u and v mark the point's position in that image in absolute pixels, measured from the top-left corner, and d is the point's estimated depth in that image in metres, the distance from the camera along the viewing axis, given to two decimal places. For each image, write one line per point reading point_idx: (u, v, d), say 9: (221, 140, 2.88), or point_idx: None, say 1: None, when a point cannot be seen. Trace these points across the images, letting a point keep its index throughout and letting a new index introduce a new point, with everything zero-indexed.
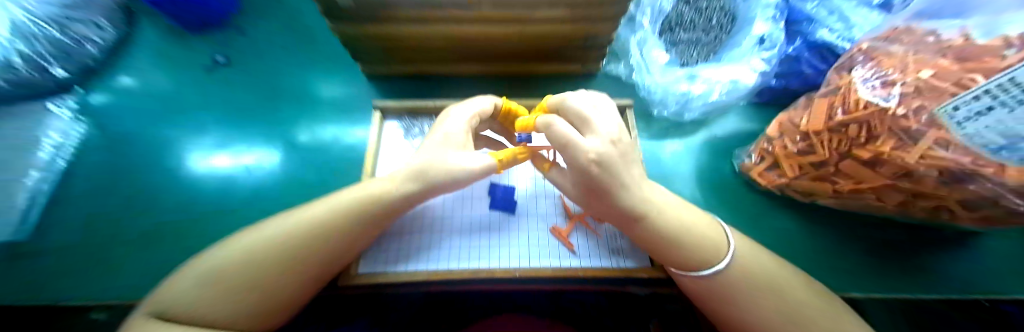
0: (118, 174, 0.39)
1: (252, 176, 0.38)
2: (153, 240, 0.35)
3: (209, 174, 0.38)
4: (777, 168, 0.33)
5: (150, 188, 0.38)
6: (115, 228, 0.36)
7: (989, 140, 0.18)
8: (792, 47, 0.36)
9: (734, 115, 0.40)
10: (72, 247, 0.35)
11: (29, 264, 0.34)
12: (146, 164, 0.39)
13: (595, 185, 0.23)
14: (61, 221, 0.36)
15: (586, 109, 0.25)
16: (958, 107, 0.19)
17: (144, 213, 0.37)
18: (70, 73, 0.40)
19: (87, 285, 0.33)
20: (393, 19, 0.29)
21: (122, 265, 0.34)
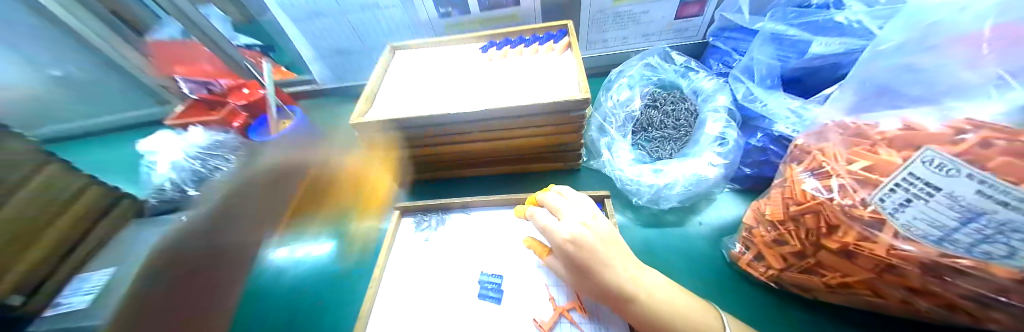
0: None
1: (312, 263, 0.44)
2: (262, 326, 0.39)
3: (312, 261, 0.45)
4: (762, 259, 0.32)
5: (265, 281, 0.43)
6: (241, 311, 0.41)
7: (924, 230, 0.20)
8: (756, 139, 0.39)
9: (719, 203, 0.40)
10: None
11: None
12: None
13: (577, 262, 0.27)
14: None
15: (564, 202, 0.32)
16: (884, 198, 0.21)
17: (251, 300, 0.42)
18: (199, 191, 0.54)
19: None
20: (412, 138, 0.42)
21: None
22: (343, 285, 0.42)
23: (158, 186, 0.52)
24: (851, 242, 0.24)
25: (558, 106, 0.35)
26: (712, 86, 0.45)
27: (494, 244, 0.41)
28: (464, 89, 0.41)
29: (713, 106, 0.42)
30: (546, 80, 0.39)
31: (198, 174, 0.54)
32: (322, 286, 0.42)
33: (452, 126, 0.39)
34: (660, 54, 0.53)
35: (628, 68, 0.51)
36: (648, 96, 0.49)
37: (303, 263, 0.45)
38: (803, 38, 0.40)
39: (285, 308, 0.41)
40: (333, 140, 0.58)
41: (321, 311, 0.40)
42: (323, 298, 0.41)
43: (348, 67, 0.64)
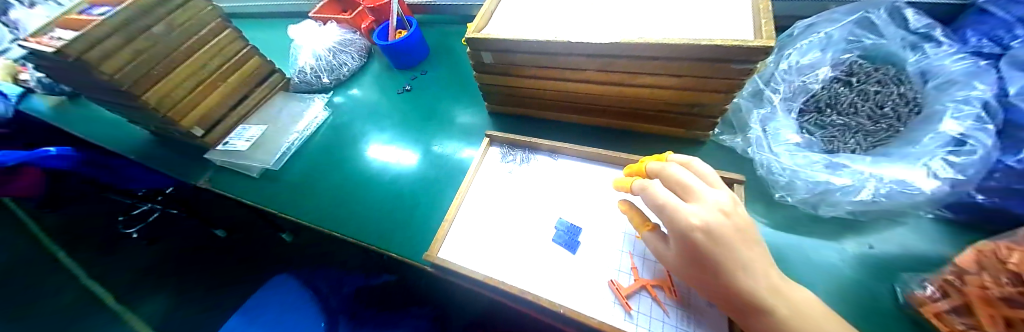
0: (341, 154, 0.54)
1: (401, 169, 0.49)
2: (363, 206, 0.45)
3: (407, 167, 0.49)
4: (968, 315, 0.22)
5: (370, 173, 0.50)
6: (351, 191, 0.48)
7: None
8: (1015, 158, 0.24)
9: (910, 231, 0.30)
10: (327, 193, 0.49)
11: (283, 188, 0.51)
12: (361, 149, 0.54)
13: (701, 255, 0.22)
14: (313, 167, 0.53)
15: (694, 178, 0.27)
16: None
17: (359, 184, 0.49)
18: (331, 82, 0.63)
19: (343, 221, 0.44)
20: (523, 64, 0.39)
21: (358, 218, 0.44)
22: (428, 191, 0.45)
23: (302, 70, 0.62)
24: None
25: (719, 54, 0.27)
26: (961, 68, 0.31)
27: (581, 195, 0.39)
28: (590, 17, 0.36)
29: (962, 94, 0.29)
30: (711, 19, 0.31)
31: (331, 66, 0.62)
32: (412, 188, 0.46)
33: (568, 59, 0.35)
34: (889, 9, 0.38)
35: (825, 23, 0.39)
36: (840, 70, 0.38)
37: (399, 167, 0.49)
38: None
39: (383, 196, 0.46)
40: (446, 66, 0.62)
41: (410, 208, 0.44)
42: (412, 197, 0.45)
43: None
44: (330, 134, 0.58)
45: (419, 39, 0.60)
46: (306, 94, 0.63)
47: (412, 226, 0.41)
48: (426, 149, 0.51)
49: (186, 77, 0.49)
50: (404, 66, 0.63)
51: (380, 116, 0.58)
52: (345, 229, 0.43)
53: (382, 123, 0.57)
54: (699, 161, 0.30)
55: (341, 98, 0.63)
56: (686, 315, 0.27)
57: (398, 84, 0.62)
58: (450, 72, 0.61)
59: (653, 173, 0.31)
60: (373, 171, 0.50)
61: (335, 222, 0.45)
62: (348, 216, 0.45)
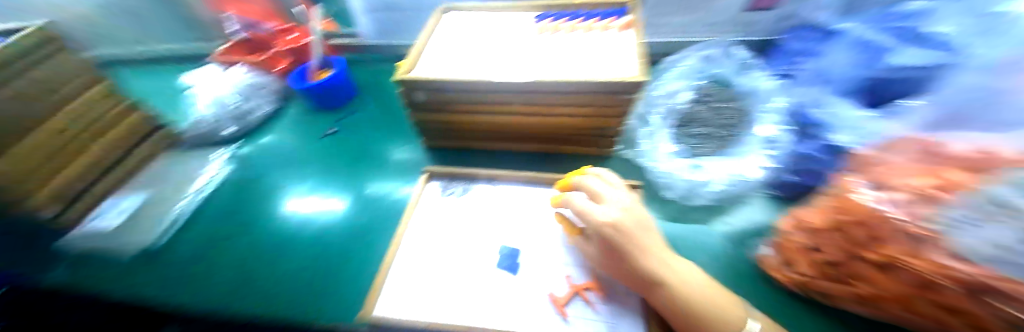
0: (248, 213, 0.48)
1: (327, 219, 0.46)
2: (279, 270, 0.40)
3: (334, 217, 0.46)
4: (791, 264, 0.32)
5: (289, 230, 0.45)
6: (263, 254, 0.42)
7: None
8: (808, 148, 0.36)
9: (756, 207, 0.39)
10: (232, 263, 0.42)
11: (171, 265, 0.43)
12: (277, 204, 0.49)
13: (615, 245, 0.30)
14: (211, 233, 0.46)
15: (603, 186, 0.35)
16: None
17: (274, 245, 0.43)
18: (235, 131, 0.57)
19: (252, 292, 0.39)
20: (453, 101, 0.41)
21: (273, 285, 0.39)
22: (359, 240, 0.43)
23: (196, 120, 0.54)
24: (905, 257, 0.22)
25: (610, 87, 0.34)
26: (768, 88, 0.45)
27: (516, 219, 0.41)
28: (508, 59, 0.41)
29: (768, 107, 0.42)
30: (597, 59, 0.38)
31: (238, 112, 0.57)
32: (342, 239, 0.43)
33: (494, 94, 0.39)
34: (721, 48, 0.53)
35: (683, 59, 0.53)
36: (699, 90, 0.49)
37: (324, 218, 0.46)
38: (885, 47, 0.39)
39: (305, 255, 0.42)
40: (377, 104, 0.62)
41: (340, 262, 0.40)
42: (341, 249, 0.42)
43: (393, 25, 0.64)
44: (233, 191, 0.51)
45: (343, 79, 0.58)
46: (208, 148, 0.57)
47: (343, 283, 0.38)
48: (355, 195, 0.48)
49: (52, 136, 0.37)
50: (330, 107, 0.61)
51: (296, 165, 0.54)
52: (257, 301, 0.38)
53: (301, 172, 0.53)
54: (608, 170, 0.39)
55: (249, 148, 0.57)
56: (614, 309, 0.31)
57: (318, 129, 0.59)
58: (380, 112, 0.60)
59: (574, 185, 0.37)
60: (292, 227, 0.45)
61: (240, 296, 0.38)
62: (259, 285, 0.39)
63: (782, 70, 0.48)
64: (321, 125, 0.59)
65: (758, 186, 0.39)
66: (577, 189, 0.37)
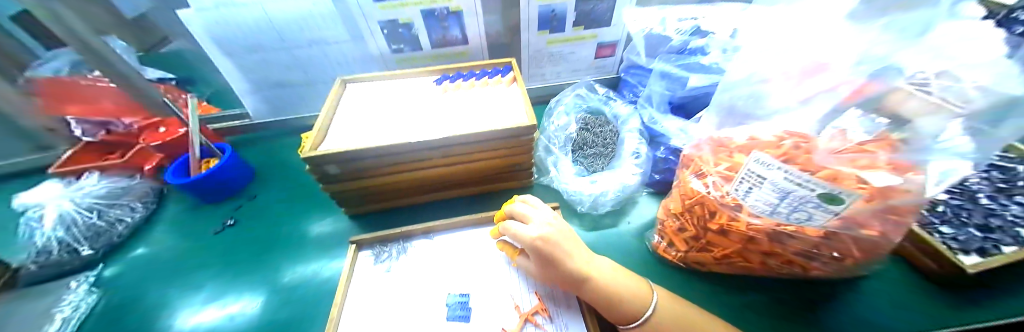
0: None
1: (241, 323, 0.40)
2: None
3: (251, 319, 0.40)
4: (673, 245, 0.42)
5: None
6: None
7: (799, 214, 0.29)
8: (660, 152, 0.50)
9: (642, 203, 0.50)
10: None
11: None
12: (167, 326, 0.40)
13: (546, 254, 0.35)
14: None
15: (528, 208, 0.40)
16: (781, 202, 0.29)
17: None
18: (94, 251, 0.46)
19: None
20: (369, 168, 0.43)
21: None
22: None
23: (44, 249, 0.44)
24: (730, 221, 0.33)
25: (508, 133, 0.42)
26: (625, 112, 0.59)
27: (460, 265, 0.42)
28: (416, 122, 0.45)
29: (628, 128, 0.56)
30: (489, 112, 0.46)
31: (95, 229, 0.46)
32: None
33: (411, 155, 0.42)
34: (587, 86, 0.66)
35: (563, 98, 0.64)
36: (581, 121, 0.60)
37: (237, 325, 0.39)
38: (681, 76, 0.51)
39: None
40: (290, 180, 0.58)
41: None
42: None
43: (290, 100, 0.62)
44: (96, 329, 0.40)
45: (236, 164, 0.54)
46: (59, 278, 0.44)
47: None
48: (275, 286, 0.43)
49: None
50: (220, 199, 0.55)
51: (190, 271, 0.46)
52: None
53: (198, 278, 0.45)
54: (529, 194, 0.45)
55: (115, 268, 0.46)
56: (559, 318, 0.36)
57: (216, 223, 0.52)
58: (291, 190, 0.57)
59: (507, 214, 0.42)
60: None
61: None
62: None
63: (631, 99, 0.62)
64: (219, 218, 0.52)
65: (638, 186, 0.50)
66: (510, 215, 0.42)
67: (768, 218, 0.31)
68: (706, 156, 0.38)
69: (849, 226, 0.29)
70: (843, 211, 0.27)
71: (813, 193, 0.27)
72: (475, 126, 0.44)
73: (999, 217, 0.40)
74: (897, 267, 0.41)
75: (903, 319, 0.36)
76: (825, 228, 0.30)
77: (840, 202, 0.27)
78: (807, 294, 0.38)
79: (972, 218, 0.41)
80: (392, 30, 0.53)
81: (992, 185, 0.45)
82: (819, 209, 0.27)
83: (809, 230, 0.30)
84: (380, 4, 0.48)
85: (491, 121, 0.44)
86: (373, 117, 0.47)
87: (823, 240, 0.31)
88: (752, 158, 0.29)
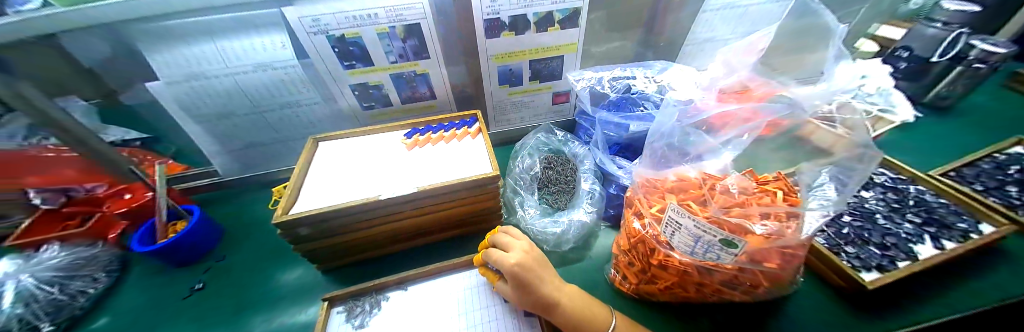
0: None
1: None
2: None
3: None
4: (624, 278, 0.46)
5: None
6: None
7: (712, 254, 0.34)
8: (612, 189, 0.58)
9: (601, 237, 0.55)
10: None
11: None
12: None
13: (522, 278, 0.39)
14: None
15: (512, 239, 0.44)
16: (700, 245, 0.34)
17: None
18: (53, 325, 0.44)
19: None
20: (341, 226, 0.45)
21: None
22: None
23: None
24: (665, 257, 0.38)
25: (471, 183, 0.46)
26: (582, 152, 0.65)
27: (432, 314, 0.44)
28: (388, 177, 0.49)
29: (585, 167, 0.62)
30: (457, 163, 0.51)
31: (57, 303, 0.45)
32: None
33: (383, 211, 0.45)
34: (548, 129, 0.74)
35: (528, 140, 0.70)
36: (544, 161, 0.66)
37: None
38: (622, 123, 0.59)
39: None
40: (264, 236, 0.60)
41: None
42: None
43: (264, 156, 0.65)
44: None
45: (207, 224, 0.55)
46: None
47: None
48: None
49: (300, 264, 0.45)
50: (188, 262, 0.55)
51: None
52: None
53: None
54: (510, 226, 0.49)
55: None
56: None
57: (183, 286, 0.52)
58: (261, 247, 0.58)
59: (491, 243, 0.46)
60: None
61: None
62: None
63: (587, 140, 0.69)
64: (187, 281, 0.52)
65: (596, 221, 0.55)
66: (494, 244, 0.44)
67: (690, 255, 0.36)
68: (643, 198, 0.44)
69: (753, 261, 0.35)
70: (741, 251, 0.33)
71: (727, 238, 0.32)
72: (444, 178, 0.48)
73: (894, 236, 0.48)
74: (817, 284, 0.47)
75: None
76: (736, 263, 0.35)
77: (737, 245, 0.32)
78: (745, 314, 0.44)
79: (872, 237, 0.48)
80: (362, 92, 0.58)
81: (888, 205, 0.53)
82: (729, 252, 0.33)
83: (725, 265, 0.36)
84: (350, 71, 0.53)
85: (456, 173, 0.49)
86: (343, 176, 0.50)
87: (738, 272, 0.36)
88: (676, 206, 0.35)
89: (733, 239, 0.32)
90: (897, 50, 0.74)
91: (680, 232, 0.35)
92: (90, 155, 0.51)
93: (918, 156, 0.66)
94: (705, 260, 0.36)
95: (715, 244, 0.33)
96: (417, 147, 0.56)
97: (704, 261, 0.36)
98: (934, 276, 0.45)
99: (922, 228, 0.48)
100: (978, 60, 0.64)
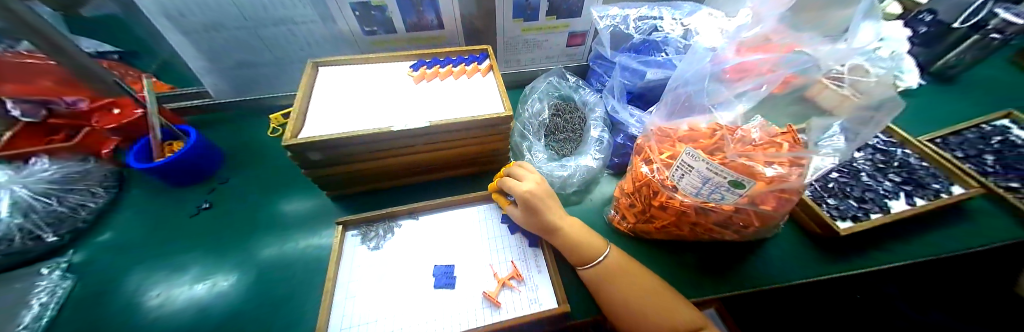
0: (107, 322, 0.40)
1: (233, 291, 0.43)
2: None
3: (242, 286, 0.44)
4: (623, 218, 0.50)
5: (183, 322, 0.40)
6: None
7: (717, 195, 0.37)
8: (620, 138, 0.59)
9: (605, 182, 0.58)
10: None
11: None
12: (151, 301, 0.42)
13: (531, 205, 0.42)
14: None
15: (525, 172, 0.46)
16: (705, 186, 0.36)
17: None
18: (58, 236, 0.45)
19: None
20: (352, 154, 0.45)
21: None
22: (284, 295, 0.43)
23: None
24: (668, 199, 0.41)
25: (485, 122, 0.46)
26: (593, 99, 0.64)
27: (443, 241, 0.47)
28: (397, 109, 0.47)
29: (594, 115, 0.61)
30: (469, 100, 0.49)
31: (58, 215, 0.45)
32: (264, 300, 0.42)
33: (394, 143, 0.44)
34: (559, 74, 0.71)
35: (538, 85, 0.68)
36: (553, 107, 0.65)
37: (228, 292, 0.43)
38: (638, 70, 0.57)
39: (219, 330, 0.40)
40: (265, 163, 0.59)
41: (267, 321, 0.40)
42: (265, 308, 0.42)
43: (257, 79, 0.61)
44: (75, 312, 0.40)
45: (207, 146, 0.53)
46: (25, 267, 0.42)
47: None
48: (264, 257, 0.47)
49: None
50: (190, 183, 0.54)
51: (170, 252, 0.47)
52: None
53: (181, 257, 0.47)
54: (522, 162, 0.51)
55: (87, 254, 0.46)
56: (537, 272, 0.44)
57: (187, 207, 0.52)
58: (263, 173, 0.57)
59: (506, 173, 0.48)
60: (185, 317, 0.41)
61: None
62: None
63: (598, 87, 0.68)
64: (191, 203, 0.52)
65: (601, 168, 0.56)
66: (507, 174, 0.47)
67: (694, 196, 0.38)
68: (655, 143, 0.44)
69: (752, 203, 0.38)
70: (745, 192, 0.35)
71: (734, 179, 0.33)
72: (459, 114, 0.47)
73: (873, 192, 0.52)
74: (794, 232, 0.51)
75: (794, 270, 0.46)
76: (735, 204, 0.38)
77: (743, 186, 0.34)
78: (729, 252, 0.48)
79: (853, 192, 0.52)
80: (363, 13, 0.52)
81: (874, 164, 0.57)
82: (734, 193, 0.35)
83: (724, 206, 0.38)
84: None
85: (471, 110, 0.47)
86: (347, 104, 0.47)
87: (734, 212, 0.39)
88: (689, 150, 0.35)
89: (740, 180, 0.33)
90: (920, 13, 0.72)
91: (688, 175, 0.36)
92: (63, 63, 0.47)
93: (910, 123, 0.68)
94: (706, 201, 0.38)
95: (721, 185, 0.35)
96: (425, 81, 0.53)
97: (705, 202, 0.39)
98: (898, 229, 0.50)
99: (899, 187, 0.52)
100: (996, 29, 0.64)
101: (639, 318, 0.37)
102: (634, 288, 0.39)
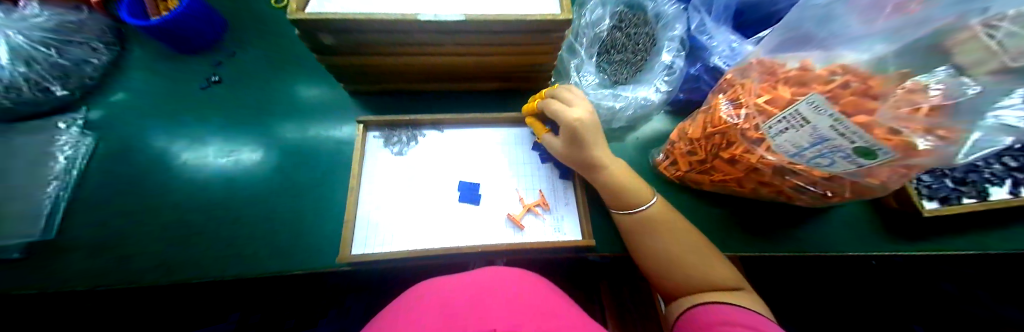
0: (138, 181, 0.42)
1: (248, 169, 0.43)
2: (215, 221, 0.39)
3: (257, 166, 0.43)
4: (675, 164, 0.44)
5: (206, 191, 0.41)
6: (189, 218, 0.39)
7: (824, 161, 0.27)
8: (694, 68, 0.47)
9: (656, 119, 0.50)
10: (159, 232, 0.39)
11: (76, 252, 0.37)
12: (174, 167, 0.43)
13: (574, 136, 0.36)
14: (94, 209, 0.40)
15: (575, 95, 0.37)
16: (812, 147, 0.27)
17: (199, 205, 0.40)
18: (68, 91, 0.43)
19: (196, 254, 0.37)
20: (370, 44, 0.37)
21: (216, 241, 0.38)
22: (301, 181, 0.42)
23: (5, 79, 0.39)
24: (743, 154, 0.33)
25: (537, 27, 0.35)
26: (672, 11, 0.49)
27: (468, 157, 0.43)
28: None
29: (671, 34, 0.46)
30: None
31: (64, 68, 0.43)
32: (280, 184, 0.42)
33: (420, 38, 0.36)
34: None
35: None
36: (616, 16, 0.52)
37: (244, 170, 0.43)
38: None
39: (241, 203, 0.41)
40: (273, 43, 0.51)
41: (284, 203, 0.41)
42: (281, 190, 0.42)
43: None
44: (107, 167, 0.42)
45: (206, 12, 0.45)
46: (44, 118, 0.42)
47: (297, 219, 0.40)
48: (276, 141, 0.45)
49: None
50: (192, 52, 0.49)
51: (185, 123, 0.46)
52: (206, 264, 0.37)
53: (195, 130, 0.45)
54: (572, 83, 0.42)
55: (100, 112, 0.45)
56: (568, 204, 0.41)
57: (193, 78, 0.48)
58: (271, 53, 0.51)
59: (549, 95, 0.40)
60: (207, 187, 0.41)
61: (187, 265, 0.37)
62: (199, 247, 0.38)
63: None
64: (197, 74, 0.48)
65: (661, 104, 0.47)
66: (551, 98, 0.39)
67: (785, 156, 0.30)
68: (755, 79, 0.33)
69: (859, 173, 0.29)
70: (871, 164, 0.26)
71: (865, 144, 0.23)
72: (503, 7, 0.36)
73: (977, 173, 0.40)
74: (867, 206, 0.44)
75: (849, 245, 0.42)
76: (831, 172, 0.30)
77: (874, 157, 0.24)
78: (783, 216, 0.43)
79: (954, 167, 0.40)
80: None
81: None
82: (856, 164, 0.26)
83: (817, 171, 0.30)
84: None
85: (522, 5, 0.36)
86: None
87: (824, 180, 0.32)
88: (810, 95, 0.25)
89: (877, 149, 0.23)
90: None
91: (794, 129, 0.27)
92: None
93: None
94: (798, 165, 0.30)
95: (839, 149, 0.25)
96: None
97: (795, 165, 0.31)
98: (996, 224, 0.43)
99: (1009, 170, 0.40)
100: None
101: (670, 266, 0.34)
102: (674, 238, 0.35)
